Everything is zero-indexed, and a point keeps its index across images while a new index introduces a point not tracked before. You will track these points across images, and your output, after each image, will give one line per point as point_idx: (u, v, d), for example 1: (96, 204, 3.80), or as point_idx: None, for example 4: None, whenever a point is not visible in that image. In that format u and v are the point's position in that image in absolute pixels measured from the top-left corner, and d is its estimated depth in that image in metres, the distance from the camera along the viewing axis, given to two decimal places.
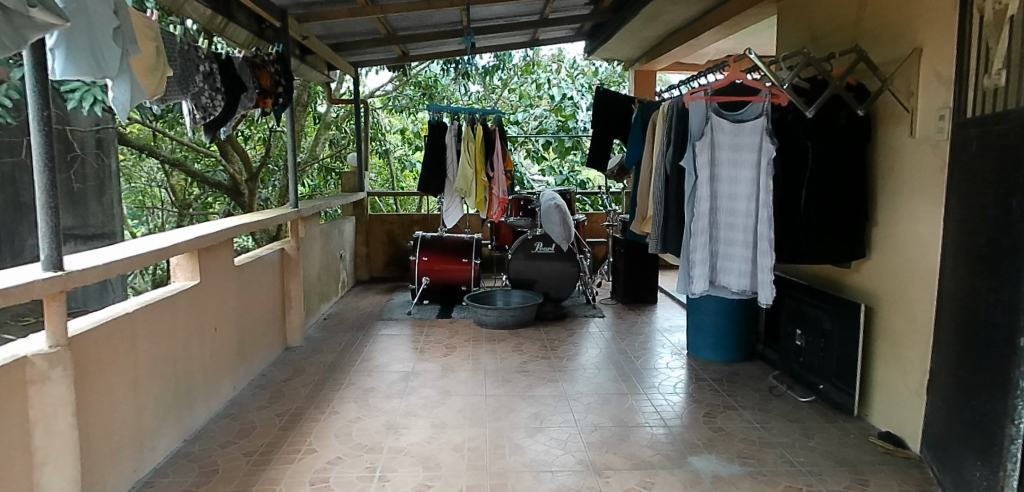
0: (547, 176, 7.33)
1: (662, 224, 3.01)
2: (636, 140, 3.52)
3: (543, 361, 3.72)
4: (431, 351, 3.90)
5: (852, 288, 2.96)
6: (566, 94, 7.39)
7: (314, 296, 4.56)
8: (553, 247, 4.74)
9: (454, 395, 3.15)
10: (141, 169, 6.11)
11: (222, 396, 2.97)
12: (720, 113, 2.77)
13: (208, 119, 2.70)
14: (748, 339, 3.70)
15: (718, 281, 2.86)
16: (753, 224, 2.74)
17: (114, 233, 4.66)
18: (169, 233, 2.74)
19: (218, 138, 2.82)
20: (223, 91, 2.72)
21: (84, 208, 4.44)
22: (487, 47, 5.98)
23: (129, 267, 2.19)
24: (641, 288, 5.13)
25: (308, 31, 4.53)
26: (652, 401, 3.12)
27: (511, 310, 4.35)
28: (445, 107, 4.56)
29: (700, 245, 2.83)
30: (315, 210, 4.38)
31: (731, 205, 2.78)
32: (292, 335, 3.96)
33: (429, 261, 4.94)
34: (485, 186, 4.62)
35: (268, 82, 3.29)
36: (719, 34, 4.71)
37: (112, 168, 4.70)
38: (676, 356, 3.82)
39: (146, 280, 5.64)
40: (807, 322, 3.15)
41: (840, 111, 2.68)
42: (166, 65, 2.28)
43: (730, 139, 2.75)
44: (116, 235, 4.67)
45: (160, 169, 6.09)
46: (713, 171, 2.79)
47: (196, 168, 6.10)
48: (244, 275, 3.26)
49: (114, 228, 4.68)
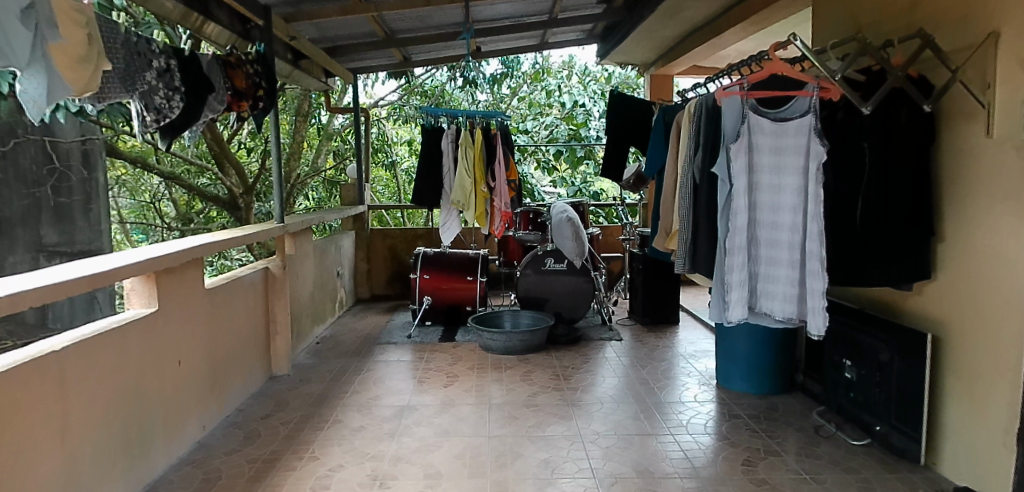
0: (558, 187, 6.96)
1: (691, 240, 2.54)
2: (658, 146, 3.06)
3: (555, 392, 3.32)
4: (430, 380, 3.52)
5: (913, 314, 2.54)
6: (577, 101, 7.04)
7: (306, 318, 4.21)
8: (564, 264, 4.40)
9: (453, 436, 2.76)
10: (143, 182, 5.84)
11: (189, 439, 2.61)
12: (759, 110, 2.31)
13: (163, 122, 2.35)
14: (786, 368, 3.29)
15: (758, 308, 2.39)
16: (800, 241, 2.27)
17: (102, 250, 4.38)
18: (121, 254, 2.40)
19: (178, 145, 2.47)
20: (184, 90, 2.37)
21: (70, 223, 4.15)
22: (493, 51, 5.62)
23: (44, 297, 1.86)
24: (662, 307, 4.72)
25: (296, 31, 4.16)
26: (677, 442, 2.73)
27: (520, 334, 3.96)
28: (441, 111, 4.13)
29: (738, 265, 2.34)
30: (305, 224, 4.02)
31: (774, 217, 2.32)
32: (278, 363, 3.59)
33: (432, 279, 4.58)
34: (485, 197, 4.22)
35: (243, 84, 2.94)
36: (744, 30, 4.31)
37: (100, 182, 4.40)
38: (704, 387, 3.40)
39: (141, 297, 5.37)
40: (858, 353, 2.74)
41: (900, 107, 2.26)
42: (103, 57, 1.91)
43: (770, 141, 2.29)
44: (105, 251, 4.40)
45: (163, 183, 5.83)
46: (752, 179, 2.32)
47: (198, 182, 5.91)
48: (216, 299, 2.90)
49: (103, 245, 4.41)
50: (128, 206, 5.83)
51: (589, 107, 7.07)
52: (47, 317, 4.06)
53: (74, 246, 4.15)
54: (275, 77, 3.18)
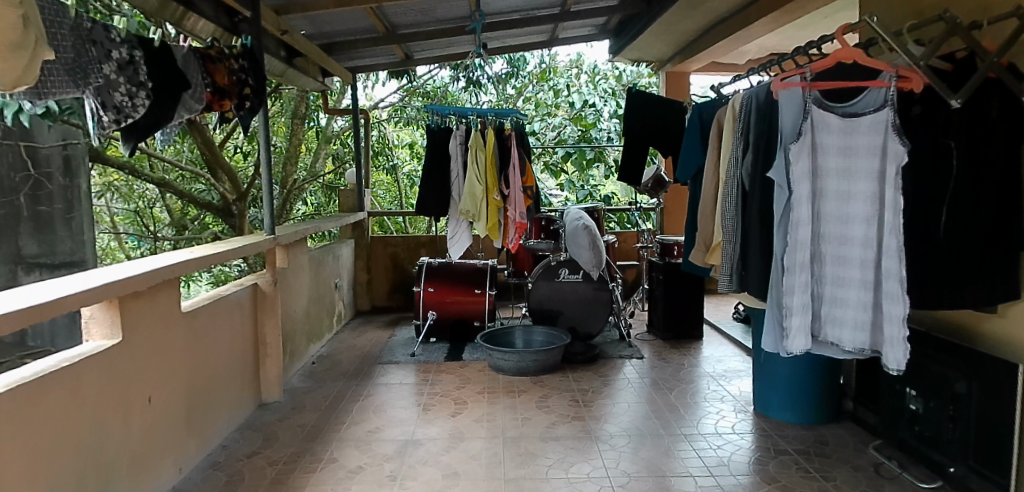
0: (564, 190, 6.69)
1: (740, 256, 2.20)
2: (694, 148, 2.73)
3: (576, 422, 2.97)
4: (437, 408, 3.18)
5: (996, 340, 2.19)
6: (587, 100, 6.64)
7: (301, 336, 3.88)
8: (580, 275, 4.07)
9: (464, 479, 2.42)
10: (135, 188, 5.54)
11: (161, 486, 2.27)
12: (825, 104, 1.98)
13: (125, 123, 1.99)
14: (833, 395, 2.95)
15: (822, 336, 2.05)
16: (874, 259, 1.93)
17: (85, 261, 4.06)
18: (81, 276, 2.07)
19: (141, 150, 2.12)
20: (150, 86, 2.01)
21: (51, 233, 3.83)
22: (501, 48, 5.29)
23: None
24: (685, 321, 4.37)
25: (288, 25, 3.78)
26: (720, 487, 2.38)
27: (533, 353, 3.62)
28: (449, 109, 3.82)
29: (799, 286, 2.00)
30: (298, 235, 3.68)
31: (842, 230, 1.98)
32: (269, 389, 3.25)
33: (437, 292, 4.24)
34: (497, 207, 3.86)
35: (225, 81, 2.58)
36: (773, 22, 3.98)
37: (83, 189, 4.05)
38: (741, 415, 3.06)
39: None
40: (925, 382, 2.40)
41: (990, 99, 1.89)
42: (47, 44, 1.58)
43: (838, 140, 1.96)
44: (89, 263, 4.08)
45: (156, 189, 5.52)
46: (816, 185, 1.99)
47: (191, 188, 5.57)
48: (195, 323, 2.56)
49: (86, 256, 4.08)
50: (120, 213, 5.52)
51: (600, 107, 6.69)
52: (27, 335, 3.75)
53: (54, 257, 3.82)
54: (264, 75, 2.84)
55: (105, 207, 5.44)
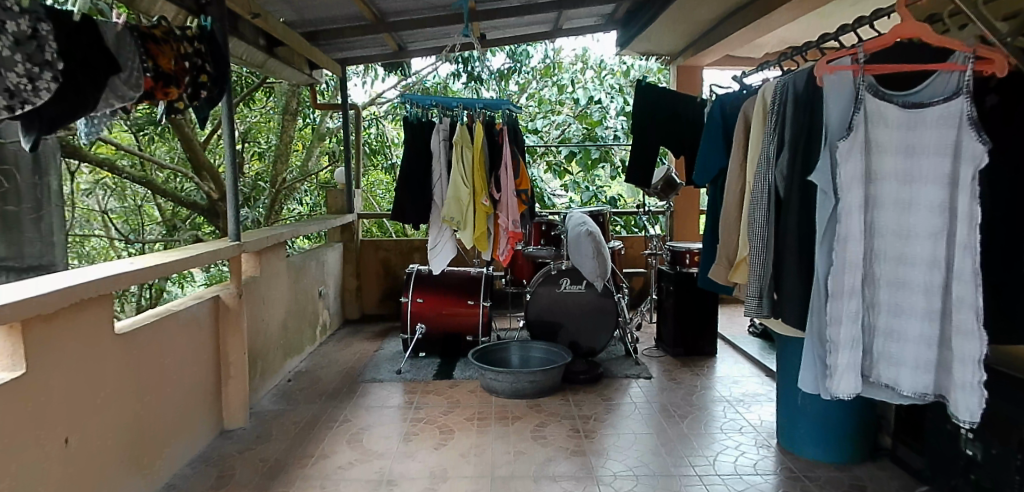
0: (570, 192, 6.29)
1: (772, 277, 1.84)
2: (714, 146, 2.37)
3: (577, 458, 2.61)
4: (421, 437, 2.82)
5: None
6: (593, 96, 6.25)
7: (275, 351, 3.53)
8: (583, 285, 3.70)
9: None
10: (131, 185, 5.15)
11: None
12: (881, 92, 1.61)
13: (20, 109, 1.61)
14: (870, 430, 2.57)
15: (874, 377, 1.70)
16: (943, 283, 1.57)
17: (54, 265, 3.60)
18: None
19: (42, 144, 1.75)
20: (59, 67, 1.64)
21: (17, 233, 3.40)
22: (502, 39, 4.84)
23: None
24: (696, 336, 4.00)
25: (262, 6, 3.40)
26: None
27: (529, 373, 3.26)
28: (428, 100, 3.46)
29: (848, 315, 1.65)
30: (271, 240, 3.34)
31: (901, 247, 1.62)
32: (232, 414, 2.90)
33: (426, 303, 3.89)
34: (486, 213, 3.50)
35: (171, 65, 2.21)
36: (798, 9, 3.59)
37: (53, 188, 3.62)
38: (763, 452, 2.67)
39: (128, 306, 4.91)
40: (987, 424, 2.04)
41: None
42: None
43: (897, 136, 1.60)
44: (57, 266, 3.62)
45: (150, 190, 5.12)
46: (869, 191, 1.63)
47: (177, 187, 5.21)
48: (134, 345, 2.20)
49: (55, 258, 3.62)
50: (115, 211, 5.16)
51: (606, 104, 6.27)
52: None
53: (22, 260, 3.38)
54: (226, 62, 2.48)
55: (96, 206, 5.03)
